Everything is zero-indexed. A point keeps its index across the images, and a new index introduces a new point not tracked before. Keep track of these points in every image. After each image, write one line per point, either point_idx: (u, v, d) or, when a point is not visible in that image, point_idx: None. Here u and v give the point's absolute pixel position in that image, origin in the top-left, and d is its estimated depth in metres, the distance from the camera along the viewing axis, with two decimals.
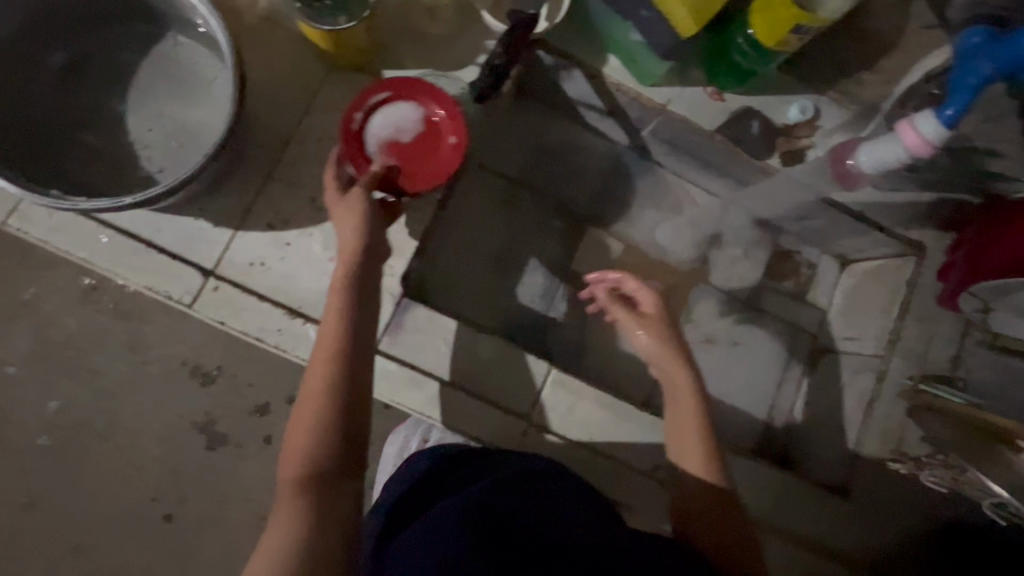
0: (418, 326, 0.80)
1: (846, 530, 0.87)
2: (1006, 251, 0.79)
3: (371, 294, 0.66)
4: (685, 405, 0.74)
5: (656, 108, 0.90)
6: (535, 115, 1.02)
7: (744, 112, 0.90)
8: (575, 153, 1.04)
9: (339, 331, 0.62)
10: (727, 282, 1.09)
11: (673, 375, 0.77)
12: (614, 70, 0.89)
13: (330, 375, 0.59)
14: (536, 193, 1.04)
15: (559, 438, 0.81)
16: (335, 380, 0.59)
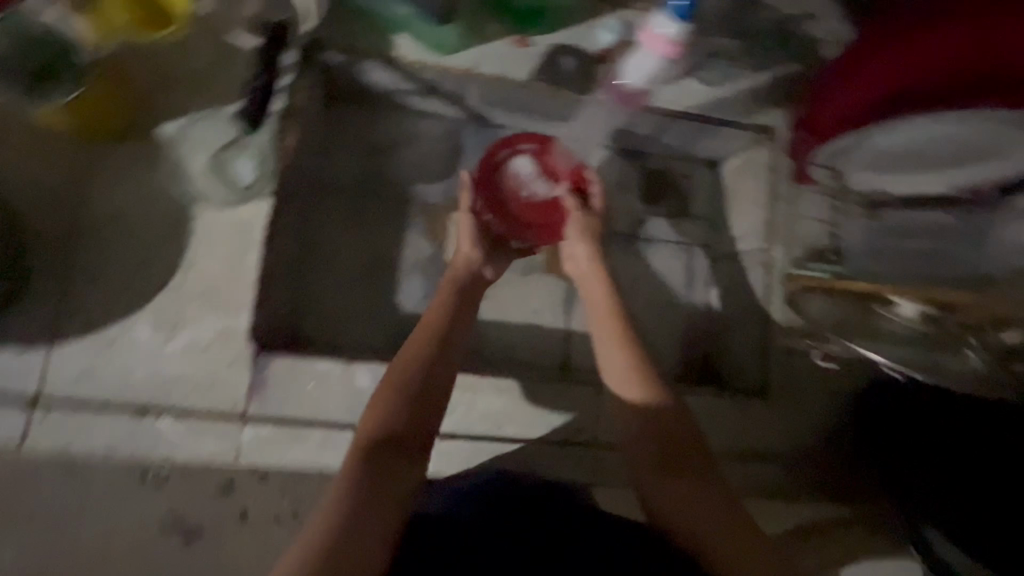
0: (283, 376, 0.75)
1: (772, 424, 0.88)
2: (840, 102, 0.78)
3: (443, 359, 0.66)
4: (604, 322, 0.74)
5: (464, 75, 0.86)
6: (358, 117, 0.96)
7: (553, 51, 0.87)
8: (411, 142, 0.99)
9: (413, 355, 0.65)
10: (609, 221, 1.06)
11: (612, 355, 0.71)
12: (408, 50, 0.84)
13: (386, 423, 0.60)
14: (386, 196, 0.97)
15: (464, 438, 0.80)
16: (382, 431, 0.60)
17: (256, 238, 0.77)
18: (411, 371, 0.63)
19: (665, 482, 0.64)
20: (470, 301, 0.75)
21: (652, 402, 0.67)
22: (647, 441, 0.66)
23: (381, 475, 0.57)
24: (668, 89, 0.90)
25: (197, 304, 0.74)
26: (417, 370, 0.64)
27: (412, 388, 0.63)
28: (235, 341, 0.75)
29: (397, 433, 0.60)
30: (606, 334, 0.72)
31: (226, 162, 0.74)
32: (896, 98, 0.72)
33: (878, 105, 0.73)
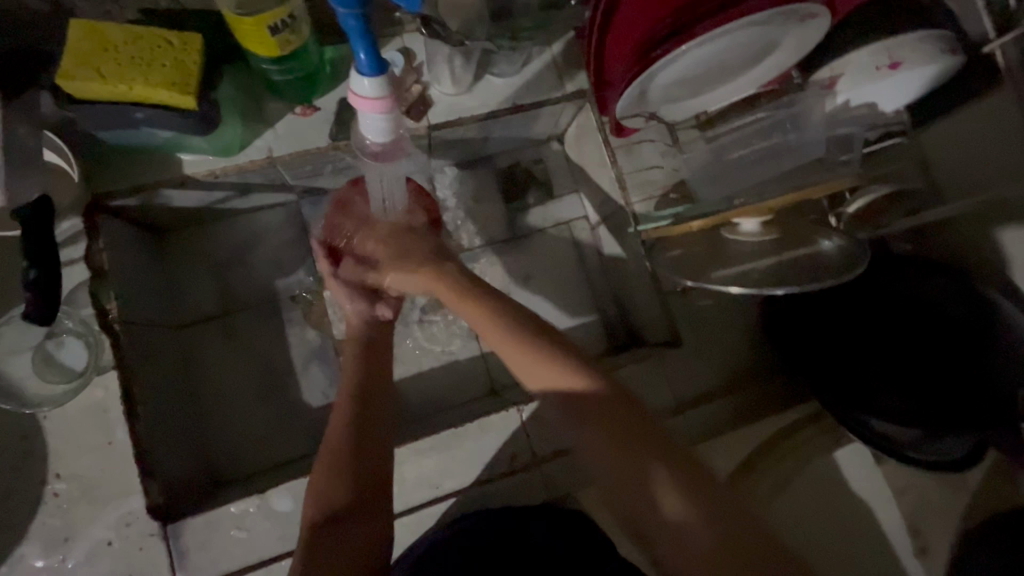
0: (199, 535, 0.72)
1: (695, 366, 0.89)
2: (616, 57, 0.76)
3: (384, 395, 0.70)
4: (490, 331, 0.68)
5: (266, 164, 0.83)
6: (196, 240, 0.94)
7: (343, 106, 0.85)
8: (255, 241, 0.96)
9: (356, 385, 0.69)
10: (481, 234, 1.04)
11: (536, 372, 0.65)
12: (195, 164, 0.80)
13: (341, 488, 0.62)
14: (253, 304, 0.94)
15: (408, 512, 0.79)
16: (345, 491, 0.62)
17: (112, 414, 0.72)
18: (342, 439, 0.65)
19: (625, 482, 0.60)
20: (381, 351, 0.75)
21: (587, 402, 0.62)
22: (598, 448, 0.61)
23: (326, 560, 0.59)
24: (467, 96, 0.89)
25: (81, 505, 0.70)
26: (346, 443, 0.64)
27: (344, 460, 0.64)
28: (137, 524, 0.71)
29: (336, 510, 0.62)
30: (512, 348, 0.66)
31: (50, 354, 0.73)
32: (652, 40, 0.72)
33: (638, 52, 0.73)
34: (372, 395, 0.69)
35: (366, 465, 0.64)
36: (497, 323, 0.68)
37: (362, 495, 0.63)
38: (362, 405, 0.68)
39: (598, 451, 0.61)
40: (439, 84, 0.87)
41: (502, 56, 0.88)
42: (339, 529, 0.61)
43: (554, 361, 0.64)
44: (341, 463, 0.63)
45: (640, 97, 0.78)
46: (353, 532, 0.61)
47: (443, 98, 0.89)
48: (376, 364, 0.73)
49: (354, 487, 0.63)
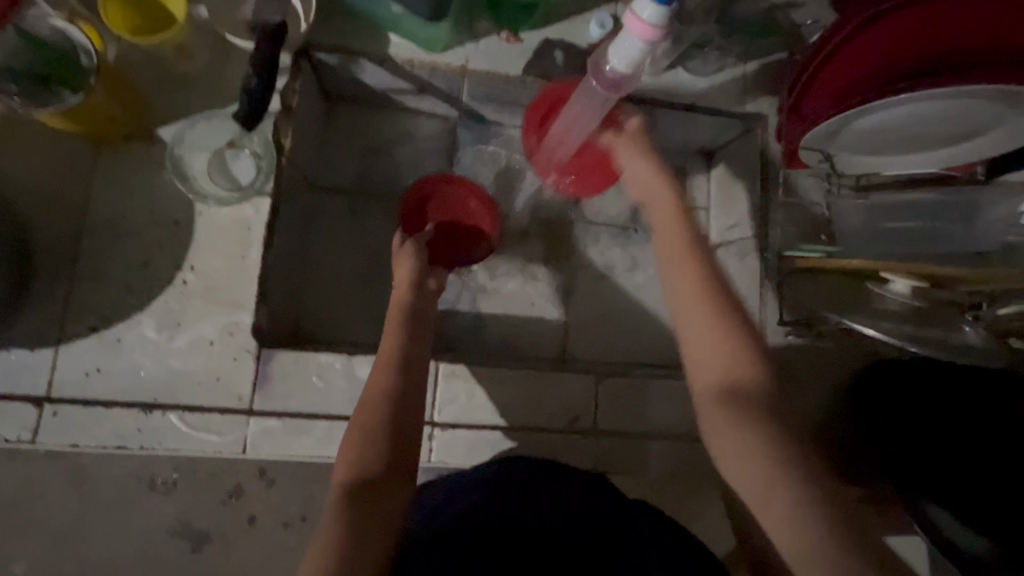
0: (287, 369, 0.76)
1: None
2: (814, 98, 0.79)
3: (416, 365, 0.68)
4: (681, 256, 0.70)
5: (457, 71, 0.88)
6: (359, 117, 1.00)
7: (544, 45, 0.89)
8: (407, 140, 1.01)
9: (392, 349, 0.68)
10: (602, 213, 1.08)
11: (707, 333, 0.64)
12: (398, 48, 0.86)
13: (366, 454, 0.61)
14: (384, 193, 0.99)
15: (467, 427, 0.81)
16: (370, 454, 0.61)
17: (258, 234, 0.78)
18: (381, 401, 0.64)
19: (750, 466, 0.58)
20: (424, 320, 0.73)
21: (744, 380, 0.62)
22: (730, 420, 0.60)
23: (373, 516, 0.58)
24: (656, 79, 0.92)
25: (202, 300, 0.76)
26: (383, 408, 0.64)
27: (386, 426, 0.63)
28: (240, 336, 0.76)
29: (377, 472, 0.60)
30: (705, 322, 0.65)
31: (229, 159, 0.78)
32: (853, 90, 0.73)
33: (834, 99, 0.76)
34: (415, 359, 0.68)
35: (400, 430, 0.63)
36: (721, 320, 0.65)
37: (397, 466, 0.61)
38: (403, 374, 0.66)
39: (723, 440, 0.60)
40: None
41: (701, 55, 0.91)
42: (378, 492, 0.59)
43: (732, 335, 0.64)
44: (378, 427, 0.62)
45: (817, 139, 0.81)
46: (391, 498, 0.60)
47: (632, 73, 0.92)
48: (422, 332, 0.72)
49: (391, 454, 0.62)
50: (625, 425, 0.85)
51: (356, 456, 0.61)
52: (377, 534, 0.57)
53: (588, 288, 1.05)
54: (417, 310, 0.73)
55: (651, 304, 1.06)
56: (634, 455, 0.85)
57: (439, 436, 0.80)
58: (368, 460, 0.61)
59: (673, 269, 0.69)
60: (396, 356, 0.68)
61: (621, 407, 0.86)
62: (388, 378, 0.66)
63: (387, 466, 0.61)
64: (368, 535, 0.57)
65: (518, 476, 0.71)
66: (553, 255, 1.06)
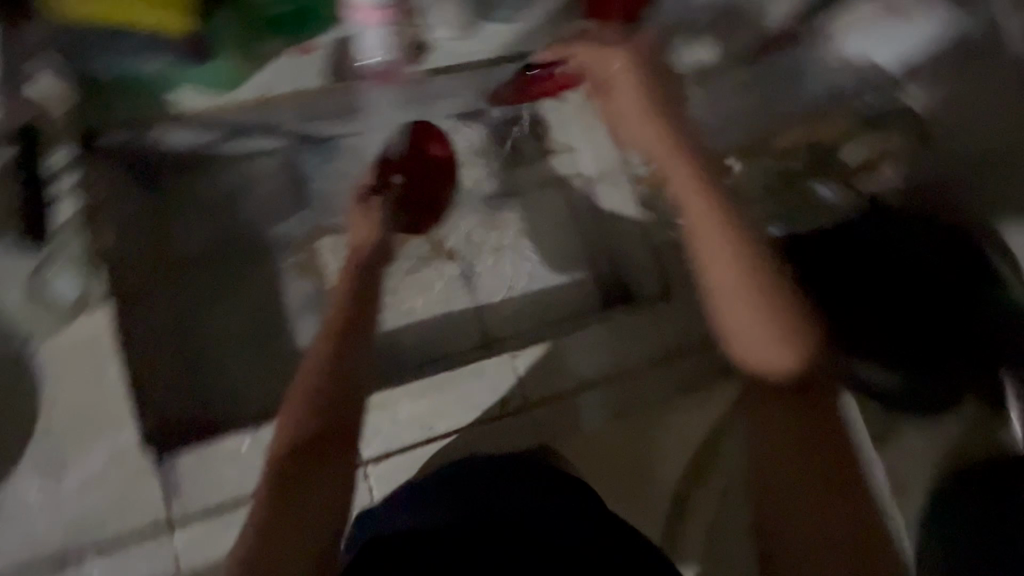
0: (193, 470, 0.72)
1: (684, 322, 0.90)
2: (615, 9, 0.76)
3: (359, 334, 0.73)
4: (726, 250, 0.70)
5: (261, 102, 0.82)
6: (192, 181, 0.93)
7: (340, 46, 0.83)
8: (247, 188, 0.95)
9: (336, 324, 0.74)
10: (476, 189, 1.06)
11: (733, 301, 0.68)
12: (189, 101, 0.79)
13: (303, 414, 0.65)
14: (246, 248, 0.94)
15: (401, 452, 0.79)
16: (305, 417, 0.65)
17: (108, 347, 0.72)
18: (318, 370, 0.68)
19: (795, 521, 0.63)
20: (370, 299, 0.79)
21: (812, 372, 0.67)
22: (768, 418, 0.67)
23: (311, 475, 0.62)
24: (468, 41, 0.88)
25: (75, 435, 0.71)
26: (319, 373, 0.68)
27: (323, 390, 0.67)
28: (131, 454, 0.71)
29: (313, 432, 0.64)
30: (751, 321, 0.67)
31: (46, 282, 0.71)
32: None
33: None
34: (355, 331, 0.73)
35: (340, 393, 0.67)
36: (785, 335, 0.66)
37: (332, 423, 0.65)
38: (344, 344, 0.72)
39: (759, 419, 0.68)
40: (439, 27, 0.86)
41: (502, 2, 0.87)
42: (312, 449, 0.63)
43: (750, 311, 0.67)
44: (314, 391, 0.66)
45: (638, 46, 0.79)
46: (328, 456, 0.63)
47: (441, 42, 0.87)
48: (368, 308, 0.77)
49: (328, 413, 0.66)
50: (555, 389, 0.85)
51: (296, 417, 0.65)
52: (312, 492, 0.61)
53: (487, 268, 1.03)
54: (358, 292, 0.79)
55: (550, 258, 1.05)
56: (572, 413, 0.85)
57: (376, 471, 0.78)
58: (303, 422, 0.65)
59: (716, 267, 0.70)
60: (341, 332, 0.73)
61: (545, 375, 0.85)
62: (302, 396, 0.66)
63: (326, 424, 0.65)
64: (303, 490, 0.61)
65: (473, 470, 0.71)
66: (441, 248, 1.03)
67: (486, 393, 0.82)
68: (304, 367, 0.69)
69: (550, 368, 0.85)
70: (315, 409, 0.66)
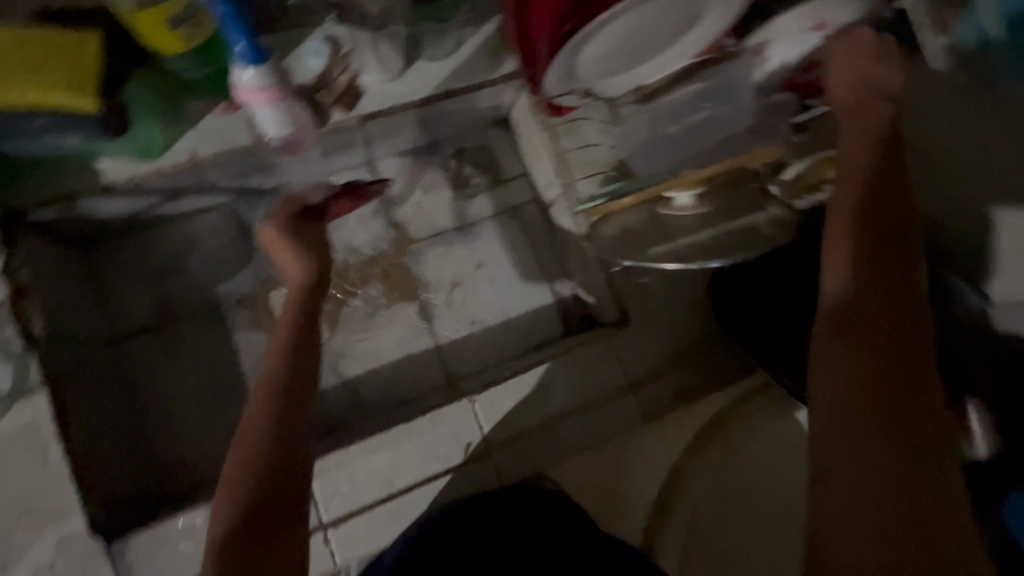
0: (150, 548, 0.71)
1: (644, 348, 0.88)
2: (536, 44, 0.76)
3: (299, 380, 0.61)
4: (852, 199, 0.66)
5: (190, 166, 0.80)
6: (133, 247, 0.92)
7: None
8: (192, 247, 0.93)
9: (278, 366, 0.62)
10: (429, 225, 1.04)
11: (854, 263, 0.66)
12: (113, 172, 0.77)
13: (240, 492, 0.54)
14: (194, 310, 0.92)
15: (362, 511, 0.77)
16: (244, 496, 0.54)
17: (47, 434, 0.70)
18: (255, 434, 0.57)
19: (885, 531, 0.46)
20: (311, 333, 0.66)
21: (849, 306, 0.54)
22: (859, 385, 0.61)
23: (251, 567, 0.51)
24: (400, 82, 0.87)
25: (19, 529, 0.68)
26: (259, 439, 0.57)
27: (264, 460, 0.56)
28: (78, 546, 0.69)
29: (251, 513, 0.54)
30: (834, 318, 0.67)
31: None
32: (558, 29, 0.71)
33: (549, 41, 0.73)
34: (298, 377, 0.62)
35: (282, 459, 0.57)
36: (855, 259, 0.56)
37: (275, 498, 0.55)
38: (285, 398, 0.60)
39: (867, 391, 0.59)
40: (368, 72, 0.85)
41: (430, 41, 0.86)
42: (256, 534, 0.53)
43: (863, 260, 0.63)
44: (250, 463, 0.56)
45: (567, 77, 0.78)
46: (275, 541, 0.53)
47: (374, 86, 0.86)
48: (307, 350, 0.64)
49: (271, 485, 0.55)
50: (517, 429, 0.82)
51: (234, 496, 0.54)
52: None
53: (446, 304, 1.02)
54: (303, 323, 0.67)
55: (509, 288, 1.04)
56: (538, 451, 0.83)
57: (339, 533, 0.76)
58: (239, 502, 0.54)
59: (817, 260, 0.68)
60: (280, 384, 0.60)
61: (507, 415, 0.82)
62: (268, 400, 0.59)
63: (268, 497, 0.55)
64: None
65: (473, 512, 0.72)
66: (398, 288, 1.01)
67: (446, 443, 0.80)
68: (265, 368, 0.63)
69: (511, 407, 0.83)
70: (252, 483, 0.55)
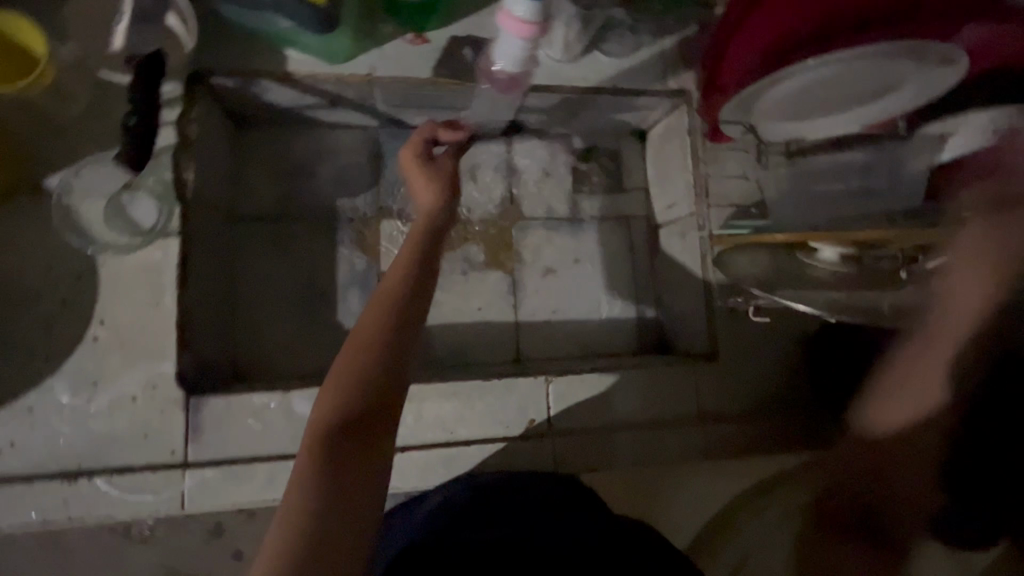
0: (220, 415, 0.73)
1: (723, 387, 0.88)
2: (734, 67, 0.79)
3: (419, 290, 0.62)
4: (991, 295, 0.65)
5: (365, 81, 0.84)
6: (276, 138, 0.95)
7: (452, 43, 0.85)
8: (327, 157, 0.97)
9: (400, 271, 0.63)
10: (541, 207, 1.06)
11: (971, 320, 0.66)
12: (299, 63, 0.81)
13: (351, 378, 0.56)
14: (311, 214, 0.95)
15: (418, 448, 0.79)
16: (350, 383, 0.55)
17: (169, 281, 0.73)
18: (374, 327, 0.58)
19: None
20: (437, 249, 0.67)
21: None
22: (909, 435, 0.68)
23: (351, 450, 0.52)
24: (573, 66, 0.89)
25: (116, 356, 0.71)
26: (377, 333, 0.58)
27: (378, 354, 0.57)
28: (163, 388, 0.72)
29: (357, 400, 0.55)
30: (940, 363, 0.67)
31: (124, 204, 0.74)
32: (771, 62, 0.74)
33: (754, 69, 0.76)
34: (420, 287, 0.62)
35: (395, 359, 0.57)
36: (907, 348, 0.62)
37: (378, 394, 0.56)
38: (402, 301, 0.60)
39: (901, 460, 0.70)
40: (548, 48, 0.87)
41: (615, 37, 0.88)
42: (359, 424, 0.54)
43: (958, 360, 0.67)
44: (364, 351, 0.57)
45: (745, 107, 0.79)
46: (372, 433, 0.54)
47: (547, 62, 0.88)
48: (431, 264, 0.65)
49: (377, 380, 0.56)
50: (581, 423, 0.83)
51: (343, 383, 0.55)
52: (354, 467, 0.52)
53: (534, 286, 1.03)
54: (430, 237, 0.68)
55: (596, 290, 1.05)
56: (597, 452, 0.84)
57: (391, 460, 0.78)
58: (348, 387, 0.55)
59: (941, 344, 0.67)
60: (402, 288, 0.61)
61: (577, 406, 0.83)
62: (389, 300, 0.60)
63: (375, 389, 0.56)
64: (346, 469, 0.51)
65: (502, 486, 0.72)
66: (496, 256, 1.03)
67: (514, 412, 0.82)
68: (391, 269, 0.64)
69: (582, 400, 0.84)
70: (361, 373, 0.56)
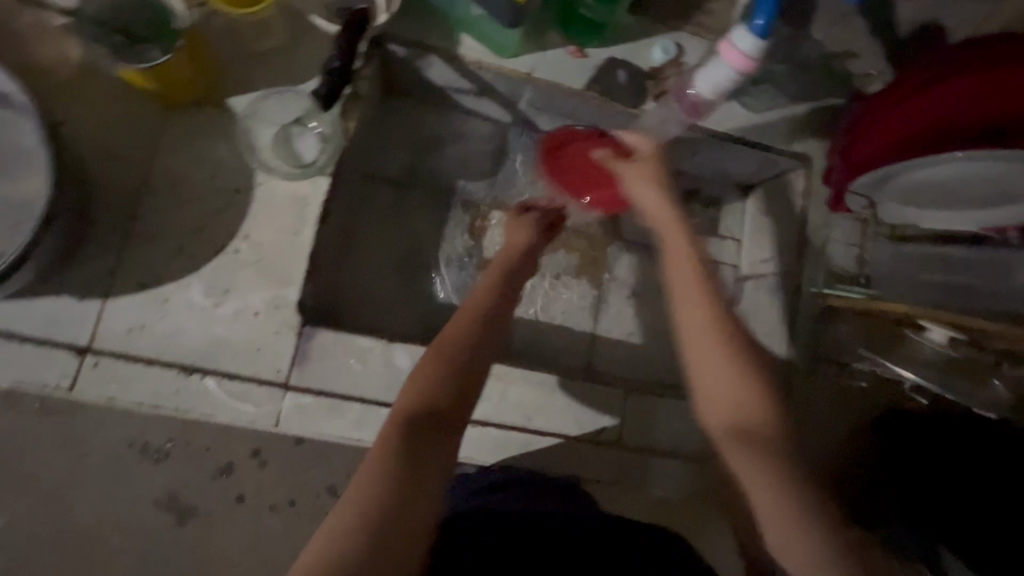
0: (328, 350, 0.76)
1: (790, 444, 0.90)
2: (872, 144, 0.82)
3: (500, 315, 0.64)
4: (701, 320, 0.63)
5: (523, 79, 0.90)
6: (416, 111, 1.01)
7: (608, 64, 0.90)
8: (456, 139, 1.03)
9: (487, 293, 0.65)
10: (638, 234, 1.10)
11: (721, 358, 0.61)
12: (470, 50, 0.88)
13: (433, 382, 0.56)
14: (431, 188, 1.01)
15: (495, 427, 0.82)
16: (433, 389, 0.56)
17: (313, 215, 0.79)
18: (456, 339, 0.59)
19: None
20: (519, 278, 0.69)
21: (761, 424, 0.58)
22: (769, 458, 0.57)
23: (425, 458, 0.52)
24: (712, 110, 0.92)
25: (249, 271, 0.76)
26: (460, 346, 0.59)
27: (455, 364, 0.58)
28: (283, 311, 0.76)
29: (437, 407, 0.55)
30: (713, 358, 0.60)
31: (292, 136, 0.80)
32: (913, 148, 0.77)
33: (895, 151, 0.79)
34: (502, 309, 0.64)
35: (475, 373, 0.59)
36: (726, 339, 0.60)
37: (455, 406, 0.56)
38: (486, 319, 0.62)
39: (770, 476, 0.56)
40: None
41: (758, 93, 0.92)
42: (431, 431, 0.54)
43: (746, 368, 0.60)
44: (451, 358, 0.58)
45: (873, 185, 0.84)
46: (444, 441, 0.54)
47: None
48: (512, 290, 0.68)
49: (456, 390, 0.57)
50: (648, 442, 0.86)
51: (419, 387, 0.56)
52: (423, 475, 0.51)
53: (616, 306, 1.06)
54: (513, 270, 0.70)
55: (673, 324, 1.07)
56: (657, 474, 0.86)
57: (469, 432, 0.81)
58: (428, 392, 0.56)
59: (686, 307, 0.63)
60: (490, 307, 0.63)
61: (649, 425, 0.86)
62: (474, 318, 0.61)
63: (452, 398, 0.56)
64: (418, 475, 0.51)
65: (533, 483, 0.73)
66: (587, 269, 1.07)
67: (591, 416, 0.84)
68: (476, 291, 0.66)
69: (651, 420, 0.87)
70: (440, 379, 0.57)
